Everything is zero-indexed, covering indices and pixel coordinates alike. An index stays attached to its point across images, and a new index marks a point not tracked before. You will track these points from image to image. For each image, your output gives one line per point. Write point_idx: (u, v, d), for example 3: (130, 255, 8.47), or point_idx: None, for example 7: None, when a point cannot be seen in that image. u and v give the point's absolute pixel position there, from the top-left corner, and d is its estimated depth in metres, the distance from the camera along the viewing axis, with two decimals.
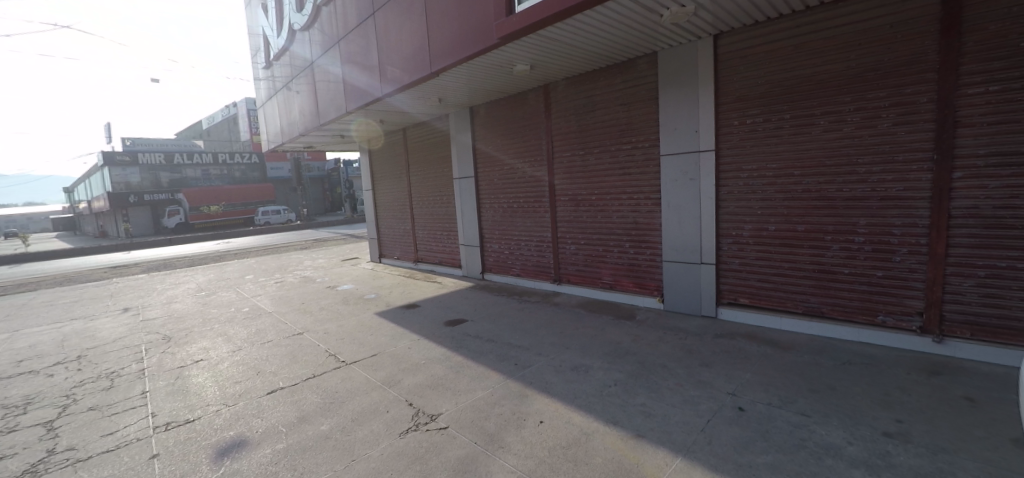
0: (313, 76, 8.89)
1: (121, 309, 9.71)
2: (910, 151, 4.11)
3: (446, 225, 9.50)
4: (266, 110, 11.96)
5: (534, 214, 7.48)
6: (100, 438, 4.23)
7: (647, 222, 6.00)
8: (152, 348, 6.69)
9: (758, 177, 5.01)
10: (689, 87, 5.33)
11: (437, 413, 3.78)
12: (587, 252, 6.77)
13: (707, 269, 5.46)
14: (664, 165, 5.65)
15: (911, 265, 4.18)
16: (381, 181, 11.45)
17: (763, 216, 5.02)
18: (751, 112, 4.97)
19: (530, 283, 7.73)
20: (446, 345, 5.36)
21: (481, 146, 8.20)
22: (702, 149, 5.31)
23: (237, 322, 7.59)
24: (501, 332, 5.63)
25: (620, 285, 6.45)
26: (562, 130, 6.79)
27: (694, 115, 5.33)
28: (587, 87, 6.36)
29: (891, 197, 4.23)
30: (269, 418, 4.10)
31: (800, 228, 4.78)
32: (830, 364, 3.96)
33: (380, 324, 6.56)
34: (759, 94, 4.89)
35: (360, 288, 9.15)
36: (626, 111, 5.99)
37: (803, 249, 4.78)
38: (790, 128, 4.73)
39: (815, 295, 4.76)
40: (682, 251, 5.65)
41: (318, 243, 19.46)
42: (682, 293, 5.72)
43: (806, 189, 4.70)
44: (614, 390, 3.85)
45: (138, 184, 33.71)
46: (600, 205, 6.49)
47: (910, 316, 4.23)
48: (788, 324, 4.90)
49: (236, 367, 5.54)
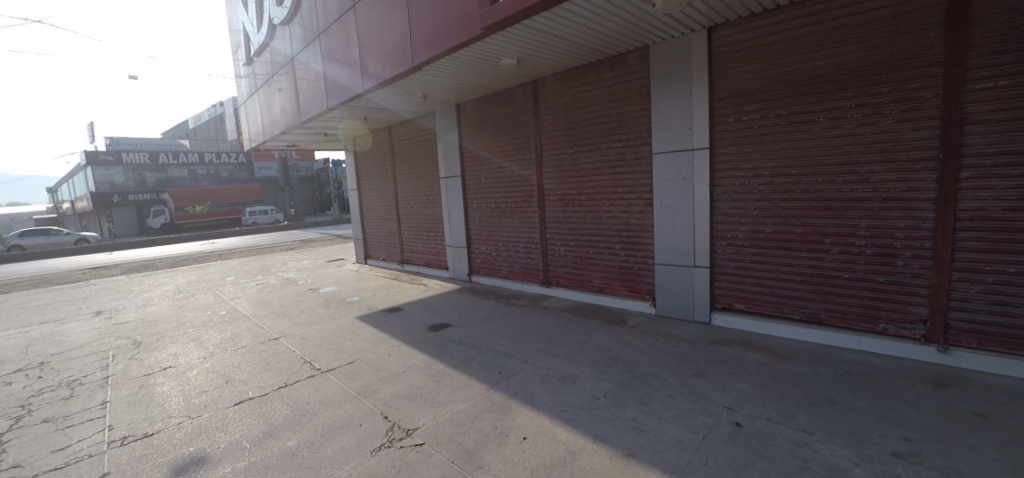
0: (294, 72, 8.58)
1: (91, 312, 9.26)
2: (914, 149, 3.93)
3: (432, 226, 9.23)
4: (247, 108, 11.60)
5: (522, 214, 7.25)
6: (49, 455, 3.73)
7: (638, 224, 5.79)
8: (120, 354, 6.19)
9: (755, 177, 4.81)
10: (682, 82, 5.13)
11: (413, 428, 3.51)
12: (576, 254, 6.54)
13: (701, 272, 5.26)
14: (657, 164, 5.44)
15: (914, 270, 4.00)
16: (366, 180, 11.15)
17: (759, 217, 4.82)
18: (747, 109, 4.77)
19: (517, 286, 7.50)
20: (428, 351, 5.09)
21: (468, 145, 7.94)
22: (696, 147, 5.11)
23: (211, 327, 7.22)
24: (486, 337, 5.38)
25: (610, 288, 6.23)
26: (550, 128, 6.56)
27: (687, 111, 5.13)
28: (576, 83, 6.14)
29: (893, 198, 4.05)
30: (234, 433, 3.74)
31: (798, 230, 4.59)
32: (831, 375, 3.78)
33: (360, 328, 6.27)
34: (755, 90, 4.70)
35: (343, 291, 8.84)
36: (617, 107, 5.77)
37: (801, 252, 4.59)
38: (787, 125, 4.54)
39: (814, 300, 4.57)
40: (675, 254, 5.45)
41: (304, 244, 19.03)
42: (674, 298, 5.52)
43: (805, 189, 4.51)
44: (603, 403, 3.62)
45: (122, 183, 32.98)
46: (589, 205, 6.26)
47: (913, 324, 4.05)
48: (785, 331, 4.71)
49: (207, 375, 5.10)
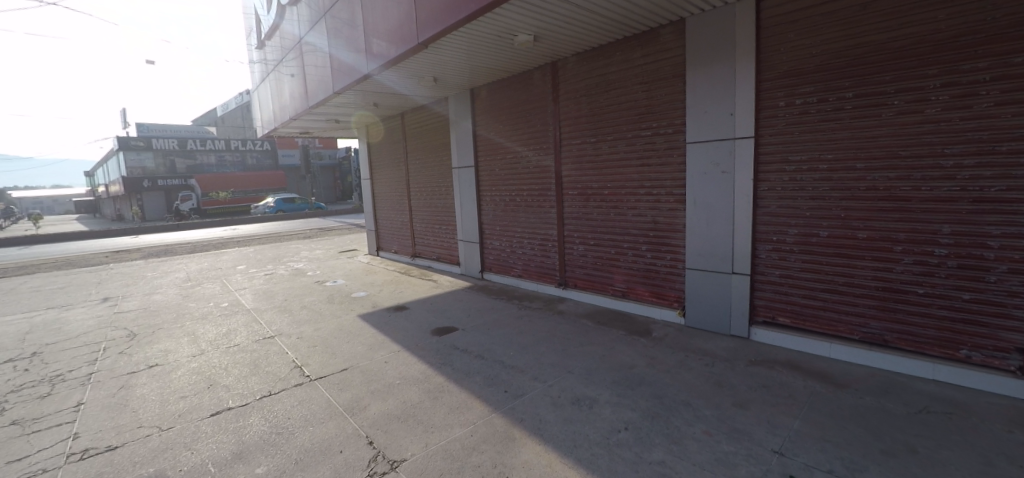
0: (302, 55, 8.14)
1: (98, 300, 9.10)
2: (1017, 139, 3.21)
3: (444, 219, 8.73)
4: (259, 93, 11.24)
5: (537, 208, 6.67)
6: (2, 465, 3.33)
7: (667, 223, 5.14)
8: (111, 348, 5.90)
9: (809, 171, 4.09)
10: (724, 60, 4.44)
11: (399, 459, 3.01)
12: (597, 254, 5.94)
13: (740, 280, 4.58)
14: (691, 156, 4.77)
15: (1011, 288, 3.30)
16: (379, 169, 10.72)
17: (812, 219, 4.11)
18: (803, 91, 4.05)
19: (531, 286, 6.95)
20: (427, 361, 4.59)
21: (481, 132, 7.38)
22: (739, 136, 4.41)
23: (209, 320, 6.89)
24: (493, 346, 4.86)
25: (634, 294, 5.61)
26: (571, 114, 5.95)
27: (729, 94, 4.44)
28: (601, 63, 5.50)
29: (987, 199, 3.34)
30: (200, 452, 3.28)
31: (860, 235, 3.87)
32: (905, 414, 3.19)
33: (360, 329, 5.82)
34: (814, 68, 3.98)
35: (349, 285, 8.43)
36: (646, 91, 5.11)
37: (864, 261, 3.87)
38: (852, 111, 3.82)
39: (878, 318, 3.86)
40: (708, 259, 4.78)
41: (321, 233, 18.87)
42: (706, 308, 4.86)
43: (872, 186, 3.78)
44: (624, 439, 3.06)
45: (152, 168, 33.67)
46: (613, 200, 5.64)
47: (1004, 353, 3.37)
48: (840, 352, 4.02)
49: (190, 376, 4.71)
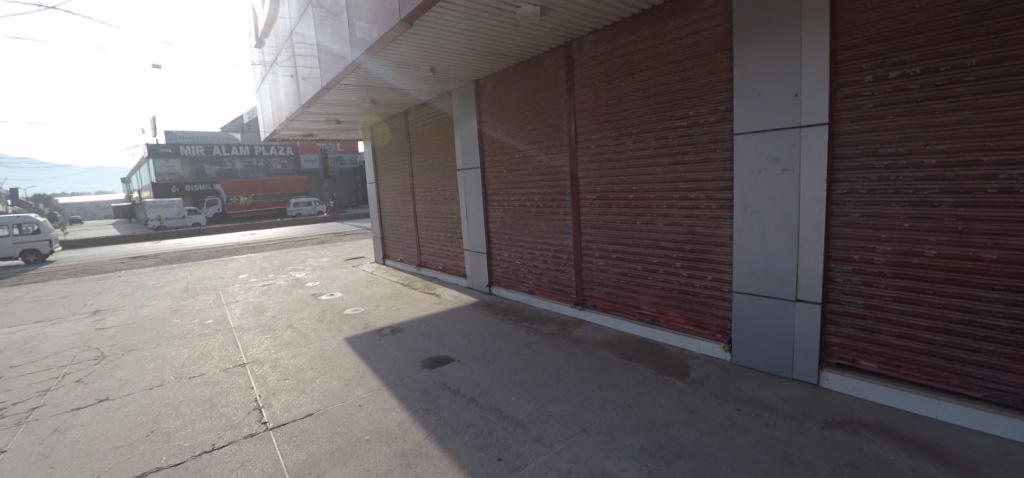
0: (294, 51, 7.42)
1: (88, 313, 8.60)
2: None
3: (450, 226, 7.91)
4: (260, 95, 10.59)
5: (550, 215, 5.75)
6: None
7: (707, 234, 4.15)
8: (68, 376, 5.29)
9: (908, 168, 3.06)
10: (786, 24, 3.43)
11: None
12: (619, 269, 5.00)
13: (806, 309, 3.55)
14: (741, 150, 3.78)
15: None
16: (384, 173, 9.97)
17: (912, 233, 3.07)
18: (899, 60, 3.04)
19: (545, 304, 6.04)
20: (408, 406, 3.74)
21: (488, 130, 6.52)
22: (806, 123, 3.40)
23: (185, 341, 6.21)
24: (492, 386, 3.97)
25: (664, 319, 4.64)
26: (589, 104, 5.02)
27: (793, 70, 3.44)
28: (625, 40, 4.56)
29: None
30: None
31: (986, 256, 2.83)
32: None
33: (343, 357, 5.03)
34: (918, 28, 2.95)
35: (346, 299, 7.66)
36: (680, 71, 4.15)
37: (991, 292, 2.83)
38: (976, 83, 2.80)
39: (1010, 371, 2.81)
40: (765, 280, 3.77)
41: (336, 238, 18.42)
42: (760, 343, 3.84)
43: (1007, 188, 2.74)
44: None
45: (180, 175, 34.11)
46: (640, 206, 4.68)
47: None
48: (953, 414, 2.96)
49: (136, 416, 4.10)
